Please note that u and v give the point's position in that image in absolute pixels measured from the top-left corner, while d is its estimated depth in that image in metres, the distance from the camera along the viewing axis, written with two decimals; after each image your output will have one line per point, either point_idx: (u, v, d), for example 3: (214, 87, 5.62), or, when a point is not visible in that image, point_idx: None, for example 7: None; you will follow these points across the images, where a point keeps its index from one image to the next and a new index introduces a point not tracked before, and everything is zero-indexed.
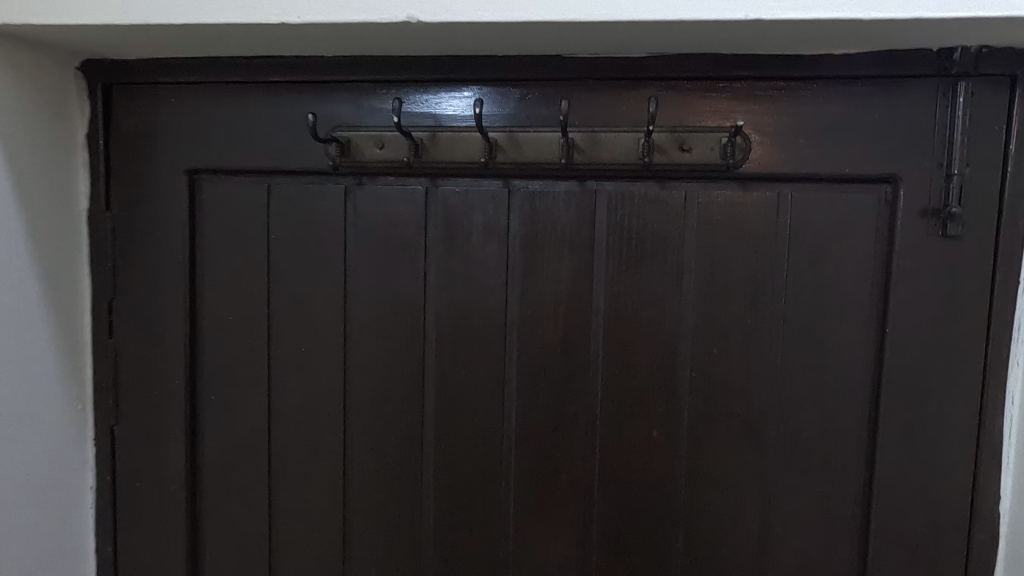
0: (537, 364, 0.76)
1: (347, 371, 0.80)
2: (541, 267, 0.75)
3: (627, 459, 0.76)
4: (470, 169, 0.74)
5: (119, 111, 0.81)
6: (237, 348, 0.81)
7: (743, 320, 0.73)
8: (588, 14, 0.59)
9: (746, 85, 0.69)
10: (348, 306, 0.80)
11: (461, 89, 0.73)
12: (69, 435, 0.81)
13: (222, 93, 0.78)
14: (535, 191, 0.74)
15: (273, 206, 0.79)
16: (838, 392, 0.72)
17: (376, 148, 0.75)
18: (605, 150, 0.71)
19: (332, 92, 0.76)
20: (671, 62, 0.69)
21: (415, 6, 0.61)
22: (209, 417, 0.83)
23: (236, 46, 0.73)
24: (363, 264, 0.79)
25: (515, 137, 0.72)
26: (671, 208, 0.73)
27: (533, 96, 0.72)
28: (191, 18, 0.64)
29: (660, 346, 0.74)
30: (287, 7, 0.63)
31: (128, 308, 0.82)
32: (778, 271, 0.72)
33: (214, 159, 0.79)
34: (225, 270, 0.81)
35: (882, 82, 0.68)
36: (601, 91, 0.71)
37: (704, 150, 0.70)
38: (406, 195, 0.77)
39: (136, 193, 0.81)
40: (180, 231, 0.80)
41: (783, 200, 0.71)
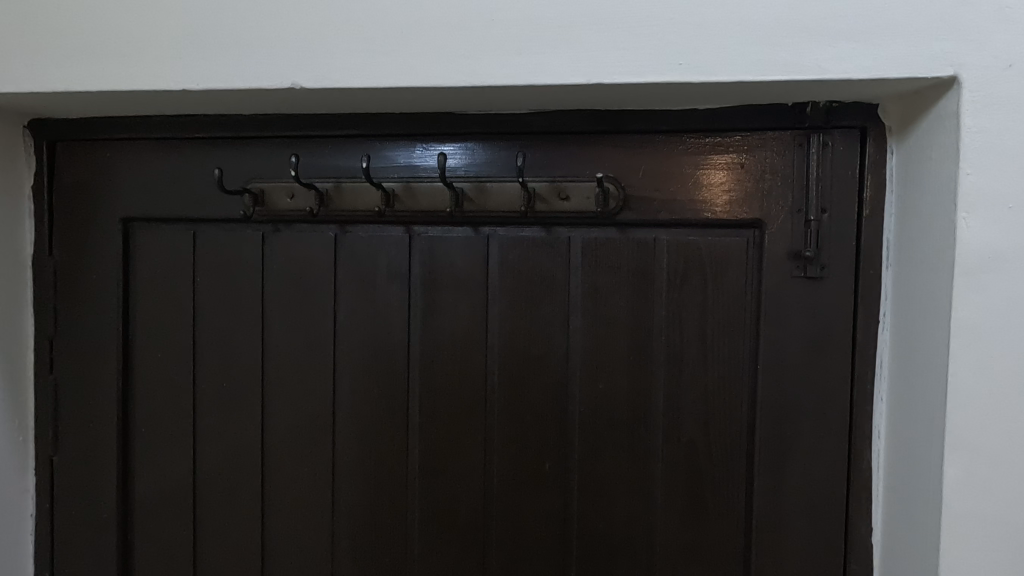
0: (438, 398, 0.81)
1: (266, 405, 0.85)
2: (440, 307, 0.80)
3: (522, 490, 0.79)
4: (371, 217, 0.80)
5: (62, 165, 0.88)
6: (165, 383, 0.87)
7: (627, 357, 0.77)
8: (451, 79, 0.65)
9: (620, 138, 0.75)
10: (265, 344, 0.85)
11: (363, 143, 0.80)
12: (9, 464, 0.87)
13: (154, 148, 0.86)
14: (433, 236, 0.80)
15: (198, 252, 0.86)
16: (718, 426, 0.75)
17: (287, 198, 0.81)
18: (492, 199, 0.76)
19: (249, 147, 0.83)
20: (551, 118, 0.75)
21: (298, 73, 0.67)
22: (140, 447, 0.89)
23: (158, 108, 0.80)
24: (278, 304, 0.84)
25: (411, 187, 0.78)
26: (557, 251, 0.78)
27: (427, 150, 0.78)
28: (105, 87, 0.71)
29: (551, 381, 0.79)
30: (186, 75, 0.69)
31: (67, 345, 0.89)
32: (658, 310, 0.76)
33: (146, 209, 0.86)
34: (155, 310, 0.87)
35: (744, 134, 0.73)
36: (489, 144, 0.77)
37: (582, 199, 0.75)
38: (318, 240, 0.82)
39: (77, 240, 0.88)
40: (114, 274, 0.87)
41: (658, 244, 0.75)
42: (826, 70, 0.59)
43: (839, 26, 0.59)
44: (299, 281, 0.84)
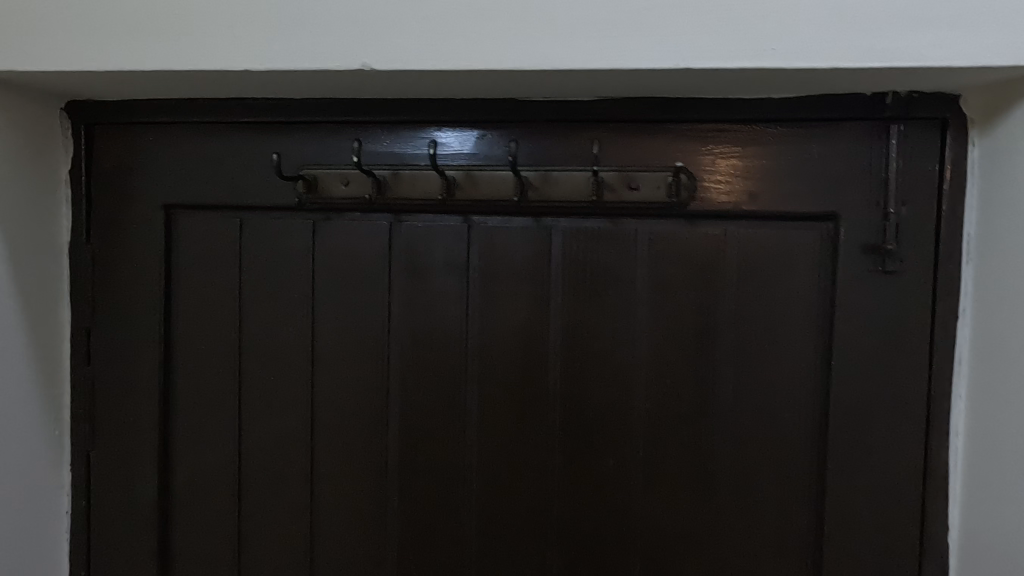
0: (497, 394, 0.79)
1: (314, 401, 0.83)
2: (499, 300, 0.78)
3: (584, 489, 0.78)
4: (429, 206, 0.77)
5: (100, 150, 0.84)
6: (208, 377, 0.84)
7: (695, 353, 0.75)
8: (531, 63, 0.62)
9: (690, 127, 0.73)
10: (315, 337, 0.82)
11: (421, 129, 0.77)
12: (45, 460, 0.84)
13: (195, 132, 0.82)
14: (493, 227, 0.77)
15: (243, 241, 0.82)
16: (788, 423, 0.73)
17: (340, 185, 0.78)
18: (558, 188, 0.74)
19: (299, 132, 0.80)
20: (619, 105, 0.73)
21: (368, 55, 0.64)
22: (181, 443, 0.85)
23: (207, 90, 0.77)
24: (329, 295, 0.82)
25: (472, 175, 0.75)
26: (621, 242, 0.75)
27: (489, 136, 0.76)
28: (160, 66, 0.68)
29: (615, 377, 0.77)
30: (248, 55, 0.66)
31: (105, 337, 0.86)
32: (727, 305, 0.74)
33: (188, 195, 0.83)
34: (198, 301, 0.84)
35: (819, 125, 0.71)
36: (553, 131, 0.75)
37: (651, 188, 0.73)
38: (371, 229, 0.80)
39: (115, 227, 0.84)
40: (156, 264, 0.84)
41: (727, 236, 0.73)
42: (927, 58, 0.57)
43: (942, 12, 0.57)
44: (351, 272, 0.81)
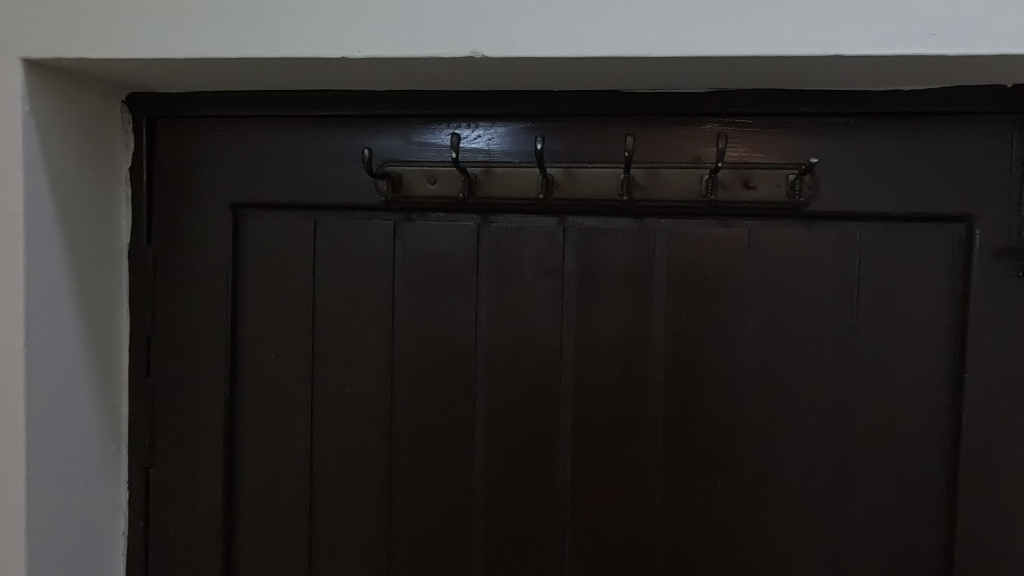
0: (594, 406, 0.74)
1: (393, 413, 0.77)
2: (597, 307, 0.73)
3: (691, 507, 0.73)
4: (523, 206, 0.72)
5: (163, 145, 0.79)
6: (278, 388, 0.79)
7: (811, 363, 0.70)
8: (661, 49, 0.58)
9: (811, 121, 0.67)
10: (395, 346, 0.77)
11: (514, 123, 0.72)
12: (103, 477, 0.78)
13: (268, 127, 0.77)
14: (591, 228, 0.72)
15: (319, 242, 0.77)
16: (912, 437, 0.69)
17: (427, 183, 0.73)
18: (666, 186, 0.69)
19: (380, 126, 0.75)
20: (736, 98, 0.67)
21: (480, 40, 0.59)
22: (248, 459, 0.80)
23: (286, 81, 0.71)
24: (410, 301, 0.76)
25: (572, 172, 0.70)
26: (732, 245, 0.70)
27: (587, 131, 0.71)
28: (248, 53, 0.62)
29: (723, 388, 0.72)
30: (346, 41, 0.61)
31: (166, 345, 0.80)
32: (847, 313, 0.69)
33: (260, 195, 0.78)
34: (268, 307, 0.79)
35: (953, 119, 0.65)
36: (661, 126, 0.69)
37: (769, 187, 0.67)
38: (457, 231, 0.74)
39: (179, 228, 0.79)
40: (223, 267, 0.78)
41: (851, 238, 0.68)
42: None
43: None
44: (434, 276, 0.75)
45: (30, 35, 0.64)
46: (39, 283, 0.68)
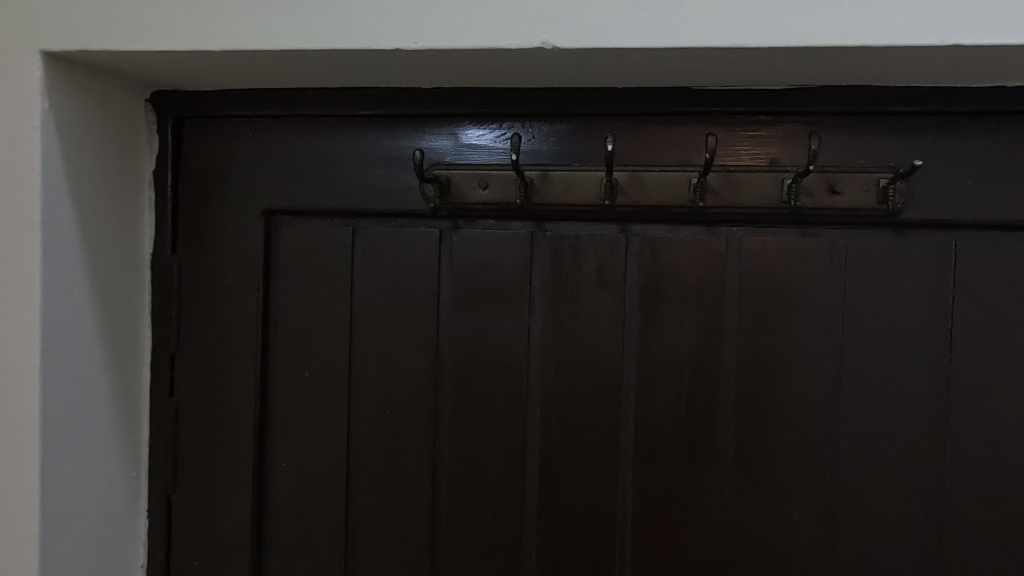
0: (658, 432, 0.68)
1: (437, 437, 0.72)
2: (663, 323, 0.67)
3: (764, 543, 0.67)
4: (582, 212, 0.67)
5: (189, 147, 0.74)
6: (312, 409, 0.73)
7: (900, 386, 0.64)
8: (754, 39, 0.52)
9: (901, 121, 0.62)
10: (439, 364, 0.71)
11: (574, 124, 0.67)
12: (122, 507, 0.72)
13: (305, 127, 0.72)
14: (657, 237, 0.66)
15: (358, 252, 0.72)
16: (1010, 468, 0.63)
17: (478, 188, 0.67)
18: (743, 192, 0.63)
19: (428, 126, 0.70)
20: (818, 94, 0.62)
21: (550, 30, 0.54)
22: (278, 487, 0.74)
23: (328, 77, 0.66)
24: (456, 315, 0.70)
25: (638, 177, 0.65)
26: (813, 256, 0.64)
27: (654, 132, 0.66)
28: (293, 45, 0.57)
29: (800, 414, 0.66)
30: (402, 31, 0.55)
31: (190, 364, 0.74)
32: (941, 331, 0.63)
33: (295, 201, 0.72)
34: (302, 321, 0.73)
35: None
36: (735, 126, 0.64)
37: (857, 193, 0.62)
38: (509, 240, 0.69)
39: (205, 237, 0.73)
40: (254, 279, 0.73)
41: (946, 249, 0.62)
42: None
43: None
44: (483, 288, 0.70)
45: (52, 26, 0.59)
46: (57, 298, 0.62)
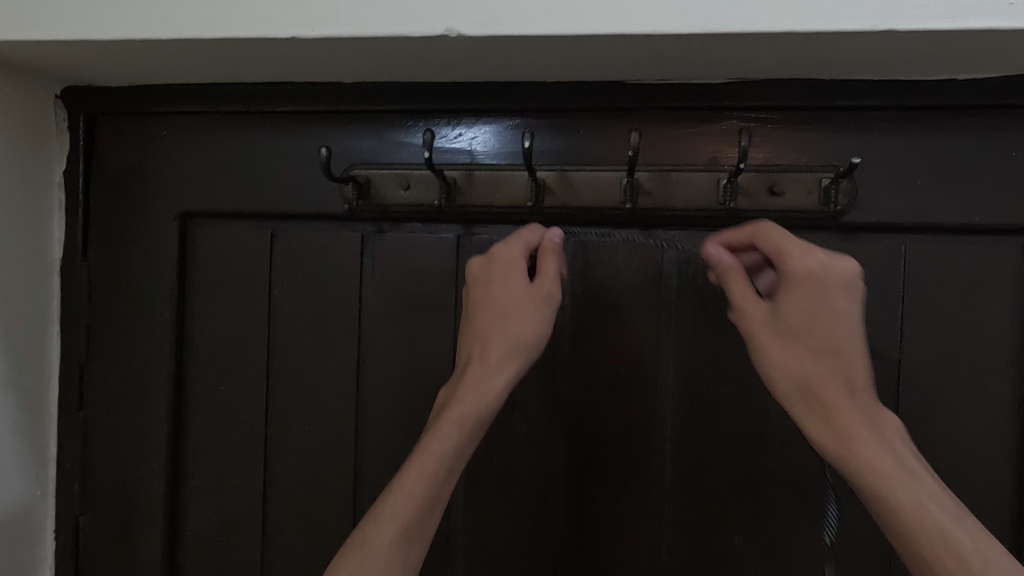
0: (592, 449, 0.63)
1: (360, 454, 0.67)
2: (597, 332, 0.63)
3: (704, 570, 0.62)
4: (510, 215, 0.62)
5: (103, 146, 0.69)
6: (230, 424, 0.68)
7: None
8: (673, 26, 0.48)
9: (847, 117, 0.58)
10: (363, 376, 0.67)
11: (503, 121, 0.63)
12: (25, 529, 0.68)
13: (223, 125, 0.68)
14: (590, 240, 0.62)
15: (278, 257, 0.67)
16: (968, 493, 0.58)
17: (400, 189, 0.63)
18: (678, 193, 0.59)
19: (350, 124, 0.66)
20: (761, 87, 0.58)
21: (456, 16, 0.50)
22: (194, 507, 0.70)
23: (241, 71, 0.62)
24: (380, 325, 0.66)
25: (567, 177, 0.61)
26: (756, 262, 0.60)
27: (587, 129, 0.62)
28: (185, 34, 0.53)
29: (741, 429, 0.62)
30: (299, 19, 0.51)
31: (102, 375, 0.70)
32: (892, 343, 0.58)
33: (212, 203, 0.68)
34: (219, 331, 0.68)
35: (1016, 113, 0.55)
36: (672, 123, 0.60)
37: (799, 194, 0.57)
38: (435, 244, 0.65)
39: (118, 241, 0.69)
40: (168, 285, 0.68)
41: (896, 254, 0.58)
42: None
43: None
44: (409, 295, 0.65)
45: None
46: None
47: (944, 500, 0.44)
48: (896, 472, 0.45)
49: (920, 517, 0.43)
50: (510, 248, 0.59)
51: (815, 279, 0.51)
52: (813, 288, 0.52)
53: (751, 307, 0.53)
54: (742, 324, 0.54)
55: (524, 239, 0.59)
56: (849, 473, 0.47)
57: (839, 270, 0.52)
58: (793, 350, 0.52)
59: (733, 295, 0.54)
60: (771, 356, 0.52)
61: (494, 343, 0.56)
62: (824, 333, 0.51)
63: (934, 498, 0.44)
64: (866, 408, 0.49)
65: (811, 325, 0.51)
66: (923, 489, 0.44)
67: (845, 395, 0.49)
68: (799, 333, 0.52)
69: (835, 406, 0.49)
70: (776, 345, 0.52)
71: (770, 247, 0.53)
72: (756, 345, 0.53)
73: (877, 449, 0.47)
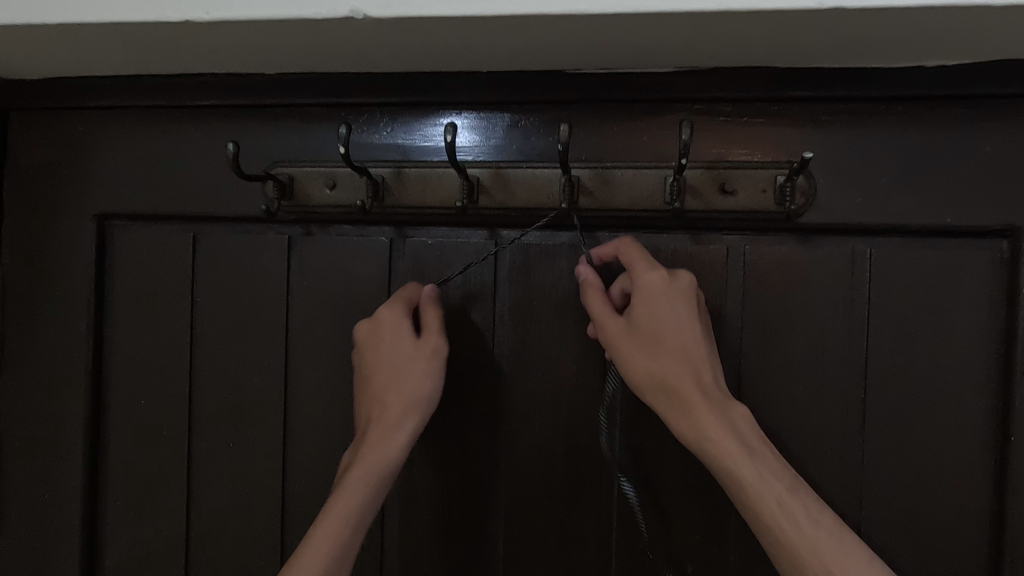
0: (533, 469, 0.58)
1: (286, 475, 0.62)
2: (537, 344, 0.58)
3: None
4: (444, 216, 0.58)
5: (17, 143, 0.65)
6: (150, 439, 0.64)
7: (811, 419, 0.54)
8: (598, 5, 0.43)
9: (804, 109, 0.53)
10: (289, 389, 0.62)
11: (435, 115, 0.58)
12: None
13: (141, 121, 0.63)
14: (529, 244, 0.57)
15: (199, 261, 0.62)
16: (938, 518, 0.53)
17: (325, 188, 0.58)
18: (621, 192, 0.54)
19: (273, 119, 0.61)
20: (712, 77, 0.53)
21: None
22: (114, 528, 0.65)
23: (150, 61, 0.57)
24: (307, 336, 0.61)
25: (503, 174, 0.56)
26: (708, 267, 0.55)
27: (525, 123, 0.57)
28: (71, 18, 0.48)
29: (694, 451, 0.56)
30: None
31: (17, 388, 0.65)
32: (856, 356, 0.53)
33: (131, 203, 0.63)
34: (138, 340, 0.64)
35: (989, 105, 0.50)
36: (617, 117, 0.55)
37: (752, 193, 0.52)
38: (366, 247, 0.60)
39: (34, 243, 0.65)
40: (85, 291, 0.64)
41: (860, 258, 0.53)
42: None
43: None
44: (338, 304, 0.61)
45: None
46: None
47: (789, 481, 0.45)
48: (756, 474, 0.45)
49: (775, 518, 0.44)
50: (391, 309, 0.55)
51: (663, 283, 0.50)
52: (664, 296, 0.50)
53: (610, 321, 0.51)
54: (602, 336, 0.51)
55: (406, 296, 0.57)
56: (711, 470, 0.47)
57: (681, 279, 0.51)
58: (659, 362, 0.49)
59: (590, 308, 0.52)
60: (636, 365, 0.50)
61: (392, 403, 0.54)
62: (687, 342, 0.50)
63: (791, 491, 0.45)
64: (720, 400, 0.48)
65: (669, 326, 0.50)
66: (777, 485, 0.45)
67: (702, 392, 0.48)
68: (653, 333, 0.50)
69: (693, 404, 0.48)
70: (639, 352, 0.50)
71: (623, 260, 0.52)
72: (617, 353, 0.51)
73: (731, 438, 0.46)
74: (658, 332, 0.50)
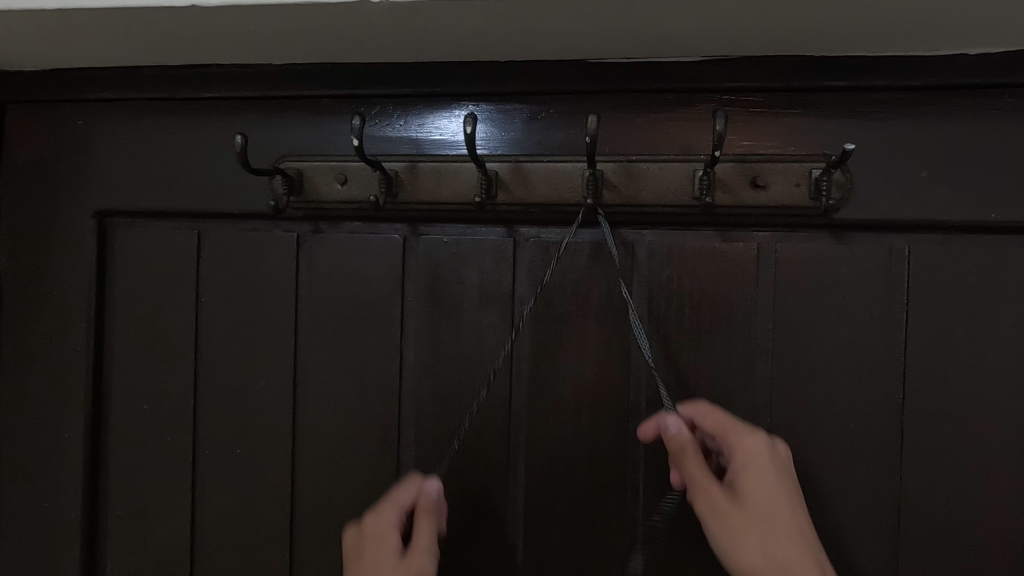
0: (554, 478, 0.56)
1: (295, 485, 0.59)
2: (558, 346, 0.55)
3: None
4: (461, 212, 0.55)
5: (14, 137, 0.62)
6: (153, 446, 0.61)
7: (845, 424, 0.52)
8: None
9: (840, 99, 0.50)
10: (297, 394, 0.59)
11: (451, 107, 0.56)
12: None
13: (143, 114, 0.60)
14: (550, 241, 0.55)
15: (204, 260, 0.60)
16: (980, 527, 0.50)
17: (336, 183, 0.56)
18: (647, 187, 0.51)
19: (281, 112, 0.58)
20: (743, 66, 0.50)
21: None
22: (114, 539, 0.62)
23: (153, 51, 0.55)
24: (316, 338, 0.59)
25: (522, 169, 0.53)
26: (738, 265, 0.52)
27: (546, 116, 0.54)
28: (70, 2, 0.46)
29: None
30: None
31: (13, 392, 0.63)
32: (894, 359, 0.51)
33: (133, 199, 0.61)
34: (141, 343, 0.61)
35: None
36: (642, 108, 0.53)
37: (786, 188, 0.50)
38: (378, 245, 0.57)
39: (31, 242, 0.62)
40: (85, 291, 0.61)
41: (898, 256, 0.50)
42: None
43: None
44: (348, 305, 0.58)
45: None
46: None
47: None
48: None
49: None
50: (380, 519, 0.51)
51: (764, 450, 0.48)
52: (770, 460, 0.48)
53: (713, 488, 0.46)
54: (700, 504, 0.46)
55: (396, 501, 0.51)
56: None
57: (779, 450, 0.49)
58: (771, 539, 0.45)
59: (689, 478, 0.46)
60: (745, 544, 0.45)
61: None
62: (794, 517, 0.46)
63: None
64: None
65: (770, 498, 0.46)
66: None
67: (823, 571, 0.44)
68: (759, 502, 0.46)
69: None
70: (746, 526, 0.45)
71: (714, 426, 0.50)
72: (724, 527, 0.45)
73: None
74: (761, 504, 0.46)
